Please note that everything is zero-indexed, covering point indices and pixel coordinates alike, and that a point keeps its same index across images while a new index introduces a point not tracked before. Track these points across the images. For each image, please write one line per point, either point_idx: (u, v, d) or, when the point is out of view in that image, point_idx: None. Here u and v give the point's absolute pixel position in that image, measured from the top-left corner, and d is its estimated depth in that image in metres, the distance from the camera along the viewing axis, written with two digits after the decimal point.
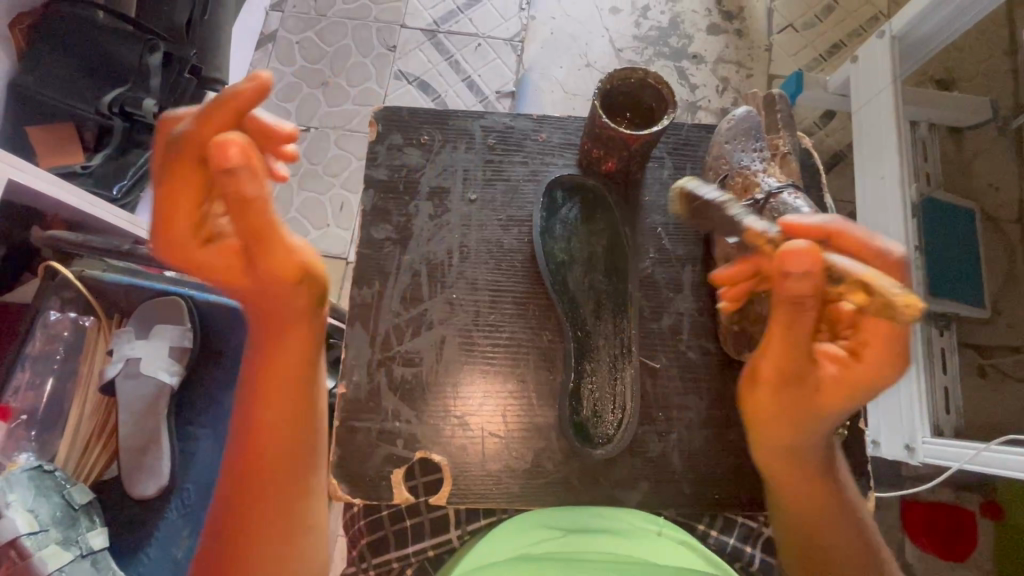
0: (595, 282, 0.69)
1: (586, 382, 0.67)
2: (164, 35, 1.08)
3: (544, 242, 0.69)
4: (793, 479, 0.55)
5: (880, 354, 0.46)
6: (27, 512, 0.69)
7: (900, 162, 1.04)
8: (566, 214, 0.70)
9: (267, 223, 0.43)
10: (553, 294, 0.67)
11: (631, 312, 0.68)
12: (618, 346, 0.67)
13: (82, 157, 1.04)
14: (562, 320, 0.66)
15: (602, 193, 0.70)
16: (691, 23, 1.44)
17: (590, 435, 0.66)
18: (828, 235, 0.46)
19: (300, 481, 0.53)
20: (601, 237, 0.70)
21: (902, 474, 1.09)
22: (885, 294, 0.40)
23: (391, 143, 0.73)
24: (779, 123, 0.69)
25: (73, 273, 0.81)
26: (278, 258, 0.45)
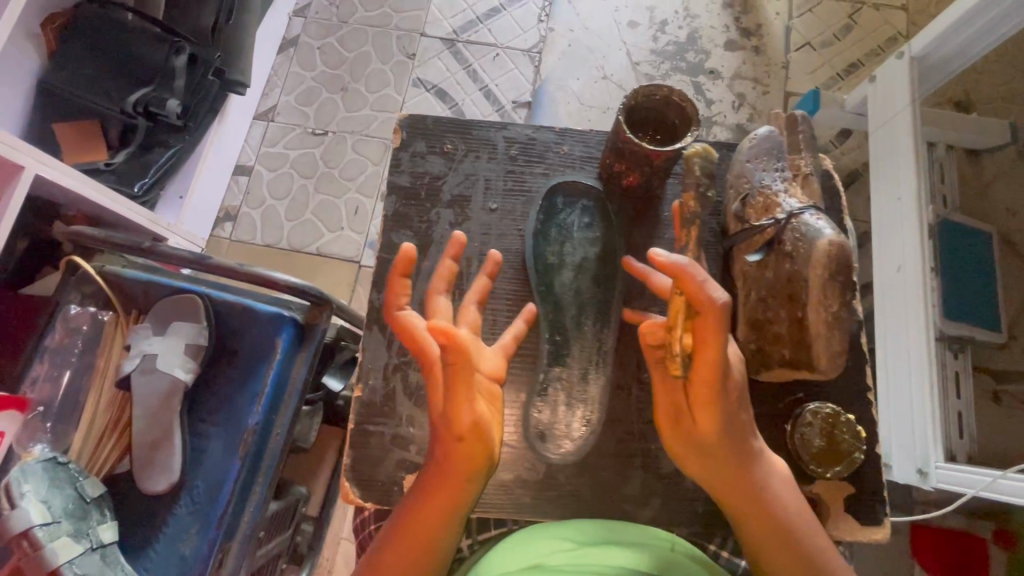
0: (582, 288, 0.67)
1: (556, 386, 0.66)
2: (189, 37, 1.10)
3: (537, 242, 0.69)
4: (755, 514, 0.55)
5: (706, 380, 0.52)
6: (40, 503, 0.70)
7: (917, 183, 1.04)
8: (571, 220, 0.70)
9: (464, 379, 0.51)
10: (537, 296, 0.67)
11: (612, 321, 0.67)
12: (595, 353, 0.66)
13: (105, 154, 1.06)
14: (541, 323, 0.66)
15: (603, 201, 0.70)
16: (708, 39, 1.45)
17: (546, 435, 0.65)
18: (680, 276, 0.50)
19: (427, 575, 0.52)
20: (594, 244, 0.69)
21: (912, 499, 1.09)
22: (692, 286, 0.50)
23: (415, 150, 0.73)
24: (800, 144, 0.68)
25: (93, 267, 0.82)
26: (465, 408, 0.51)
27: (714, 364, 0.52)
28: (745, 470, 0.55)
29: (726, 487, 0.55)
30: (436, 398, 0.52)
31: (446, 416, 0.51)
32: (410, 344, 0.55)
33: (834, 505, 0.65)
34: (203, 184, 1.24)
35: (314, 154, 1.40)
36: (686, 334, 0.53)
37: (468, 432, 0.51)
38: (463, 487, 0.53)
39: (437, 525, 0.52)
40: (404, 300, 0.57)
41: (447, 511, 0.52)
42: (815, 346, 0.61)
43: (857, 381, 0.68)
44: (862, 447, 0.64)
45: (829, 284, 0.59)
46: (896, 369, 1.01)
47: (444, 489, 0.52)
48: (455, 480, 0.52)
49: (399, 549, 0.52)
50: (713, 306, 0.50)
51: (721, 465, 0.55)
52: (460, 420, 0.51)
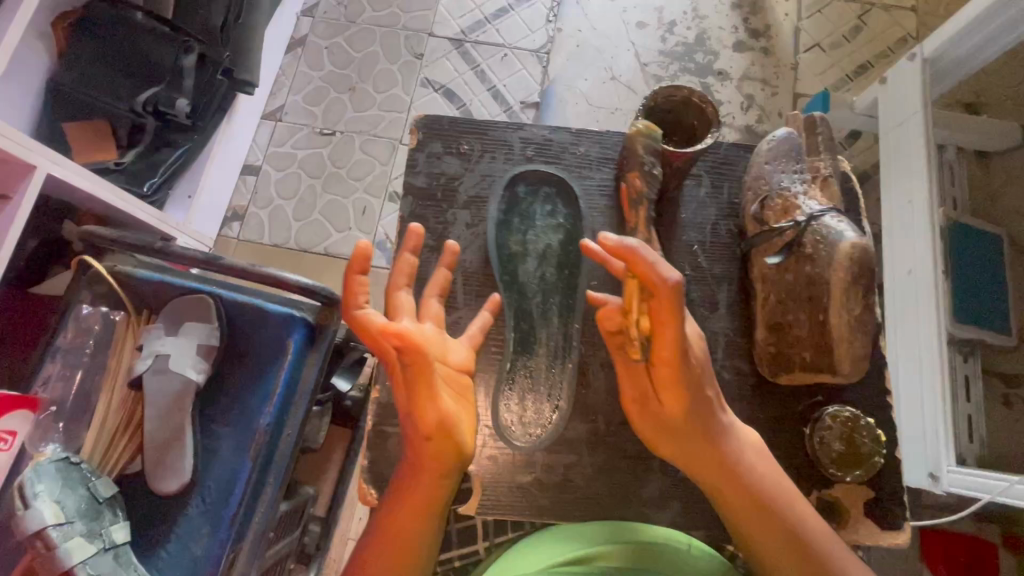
0: (546, 276, 0.69)
1: (522, 371, 0.67)
2: (199, 37, 1.09)
3: (499, 231, 0.70)
4: (725, 481, 0.59)
5: (668, 357, 0.55)
6: (53, 503, 0.69)
7: (929, 186, 1.03)
8: (535, 208, 0.71)
9: (425, 381, 0.55)
10: (501, 285, 0.68)
11: (577, 309, 0.68)
12: (561, 341, 0.68)
13: (115, 153, 1.06)
14: (506, 311, 0.67)
15: (563, 186, 0.72)
16: (717, 40, 1.45)
17: (512, 421, 0.66)
18: (633, 261, 0.53)
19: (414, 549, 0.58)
20: (557, 231, 0.70)
21: (922, 503, 1.09)
22: (646, 270, 0.52)
23: (431, 151, 0.73)
24: (818, 147, 0.68)
25: (104, 267, 0.81)
26: (427, 404, 0.55)
27: (674, 343, 0.54)
28: (711, 441, 0.59)
29: (694, 458, 0.59)
30: (399, 389, 0.57)
31: (414, 404, 0.56)
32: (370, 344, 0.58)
33: (852, 508, 0.65)
34: (212, 184, 1.24)
35: (322, 154, 1.40)
36: (644, 316, 0.56)
37: (434, 429, 0.55)
38: (439, 479, 0.58)
39: (416, 516, 0.57)
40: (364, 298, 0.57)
41: (427, 491, 0.57)
42: (839, 347, 0.61)
43: (875, 385, 0.68)
44: (883, 451, 0.64)
45: (853, 289, 0.60)
46: (908, 372, 1.01)
47: (419, 483, 0.57)
48: (431, 469, 0.57)
49: (387, 526, 0.57)
50: (669, 287, 0.52)
51: (689, 437, 0.58)
52: (424, 409, 0.55)
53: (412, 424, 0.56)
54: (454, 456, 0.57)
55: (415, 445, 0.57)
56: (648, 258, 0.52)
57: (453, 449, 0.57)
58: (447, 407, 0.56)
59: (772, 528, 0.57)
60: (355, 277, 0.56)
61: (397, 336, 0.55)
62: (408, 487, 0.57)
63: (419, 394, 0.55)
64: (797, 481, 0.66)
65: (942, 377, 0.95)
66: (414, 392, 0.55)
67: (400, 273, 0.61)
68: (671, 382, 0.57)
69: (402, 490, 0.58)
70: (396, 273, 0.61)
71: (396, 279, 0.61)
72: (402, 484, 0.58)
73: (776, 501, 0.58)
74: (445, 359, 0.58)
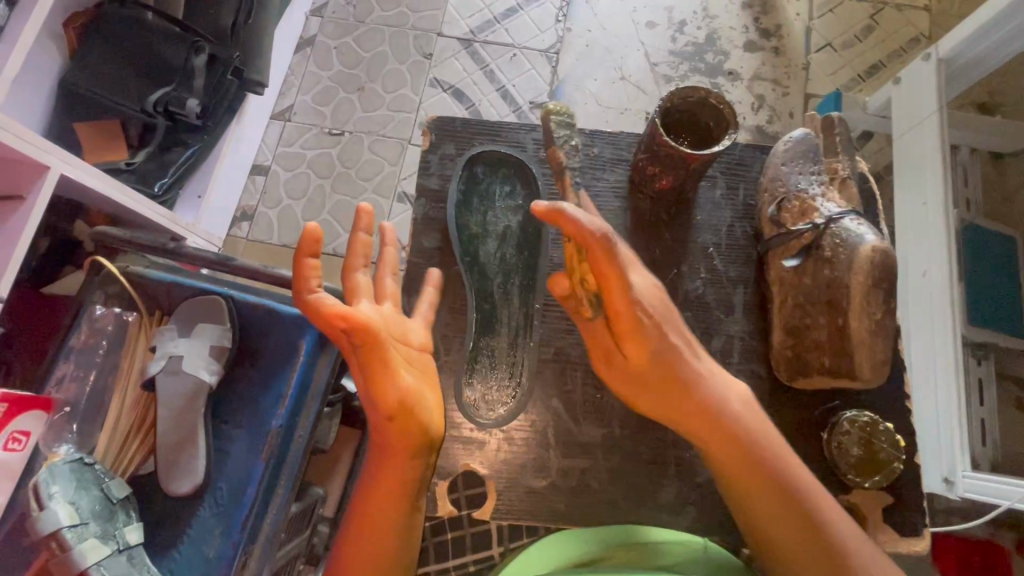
0: (506, 256, 0.67)
1: (484, 354, 0.65)
2: (208, 37, 1.09)
3: (459, 213, 0.68)
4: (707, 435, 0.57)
5: (621, 312, 0.55)
6: (68, 504, 0.69)
7: (944, 187, 1.02)
8: (494, 189, 0.69)
9: (383, 361, 0.53)
10: (463, 266, 0.66)
11: (538, 285, 0.66)
12: (522, 321, 0.66)
13: (126, 153, 1.07)
14: (467, 293, 0.65)
15: (522, 167, 0.70)
16: (727, 40, 1.44)
17: (478, 405, 0.65)
18: (559, 221, 0.53)
19: (395, 538, 0.57)
20: (517, 212, 0.69)
21: (936, 507, 1.08)
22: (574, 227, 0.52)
23: (444, 153, 0.72)
24: (836, 148, 0.67)
25: (117, 268, 0.82)
26: (389, 386, 0.53)
27: (620, 297, 0.55)
28: (688, 396, 0.57)
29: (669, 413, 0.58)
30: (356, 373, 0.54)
31: (372, 386, 0.53)
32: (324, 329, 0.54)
33: (872, 514, 0.65)
34: (221, 184, 1.25)
35: (331, 154, 1.40)
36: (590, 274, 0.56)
37: (397, 409, 0.53)
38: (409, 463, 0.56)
39: (389, 507, 0.56)
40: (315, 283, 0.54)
41: (401, 478, 0.56)
42: (858, 355, 0.60)
43: (893, 390, 0.67)
44: (901, 456, 0.63)
45: (875, 291, 0.58)
46: (922, 374, 1.00)
47: (389, 470, 0.56)
48: (398, 451, 0.55)
49: (366, 519, 0.56)
50: (600, 239, 0.52)
51: (661, 392, 0.58)
52: (384, 391, 0.53)
53: (374, 410, 0.54)
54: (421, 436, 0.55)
55: (377, 427, 0.55)
56: (574, 215, 0.52)
57: (419, 429, 0.55)
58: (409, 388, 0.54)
59: (759, 481, 0.56)
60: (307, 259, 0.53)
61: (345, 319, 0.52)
62: (384, 477, 0.56)
63: (377, 377, 0.53)
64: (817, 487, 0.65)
65: (957, 380, 0.94)
66: (372, 376, 0.53)
67: (351, 252, 0.58)
68: (628, 338, 0.56)
69: (378, 482, 0.56)
70: (350, 253, 0.58)
71: (351, 259, 0.58)
72: (374, 473, 0.56)
73: (763, 452, 0.56)
74: (401, 336, 0.57)
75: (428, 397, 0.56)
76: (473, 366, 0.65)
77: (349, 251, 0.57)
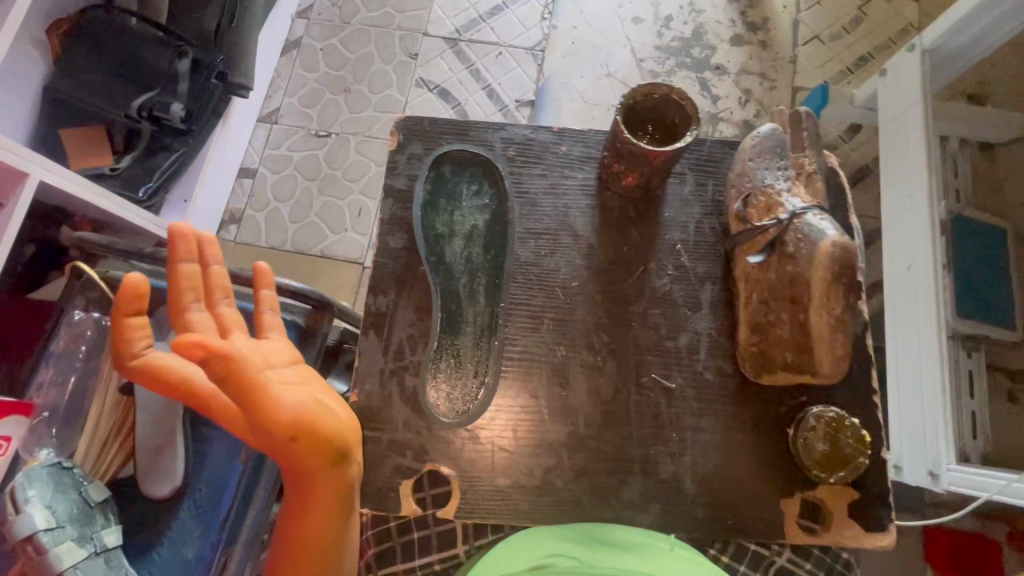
0: (472, 256, 0.67)
1: (450, 353, 0.65)
2: (192, 41, 1.10)
3: (425, 213, 0.68)
4: None
5: None
6: (44, 508, 0.70)
7: (929, 177, 1.01)
8: (461, 189, 0.69)
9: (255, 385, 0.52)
10: (427, 266, 0.66)
11: (506, 284, 0.67)
12: (487, 320, 0.66)
13: (110, 159, 1.06)
14: (431, 293, 0.66)
15: (490, 167, 0.70)
16: (714, 34, 1.43)
17: (440, 404, 0.65)
18: None
19: (337, 533, 0.60)
20: (483, 212, 0.69)
21: (925, 501, 1.07)
22: None
23: (412, 152, 0.71)
24: (804, 142, 0.67)
25: (98, 273, 0.82)
26: (274, 409, 0.52)
27: None
28: None
29: None
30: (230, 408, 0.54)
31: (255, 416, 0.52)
32: (166, 382, 0.56)
33: (837, 508, 0.65)
34: (207, 188, 1.25)
35: (317, 155, 1.40)
36: None
37: (295, 428, 0.53)
38: (333, 475, 0.57)
39: (329, 519, 0.59)
40: (144, 341, 0.57)
41: (328, 486, 0.57)
42: (817, 350, 0.61)
43: (861, 384, 0.67)
44: (866, 452, 0.63)
45: (833, 286, 0.59)
46: (905, 367, 1.00)
47: (320, 487, 0.57)
48: (317, 468, 0.55)
49: (305, 524, 0.59)
50: None
51: None
52: (267, 418, 0.52)
53: (267, 438, 0.53)
54: (332, 445, 0.55)
55: (285, 454, 0.54)
56: None
57: (327, 440, 0.55)
58: (296, 405, 0.53)
59: None
60: (129, 319, 0.57)
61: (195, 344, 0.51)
62: (315, 487, 0.57)
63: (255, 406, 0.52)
64: (781, 481, 0.65)
65: (941, 374, 0.93)
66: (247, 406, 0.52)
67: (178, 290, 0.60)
68: None
69: (308, 493, 0.57)
70: (178, 289, 0.60)
71: (180, 298, 0.60)
72: (298, 486, 0.57)
73: None
74: (268, 362, 0.55)
75: (325, 405, 0.55)
76: (438, 365, 0.65)
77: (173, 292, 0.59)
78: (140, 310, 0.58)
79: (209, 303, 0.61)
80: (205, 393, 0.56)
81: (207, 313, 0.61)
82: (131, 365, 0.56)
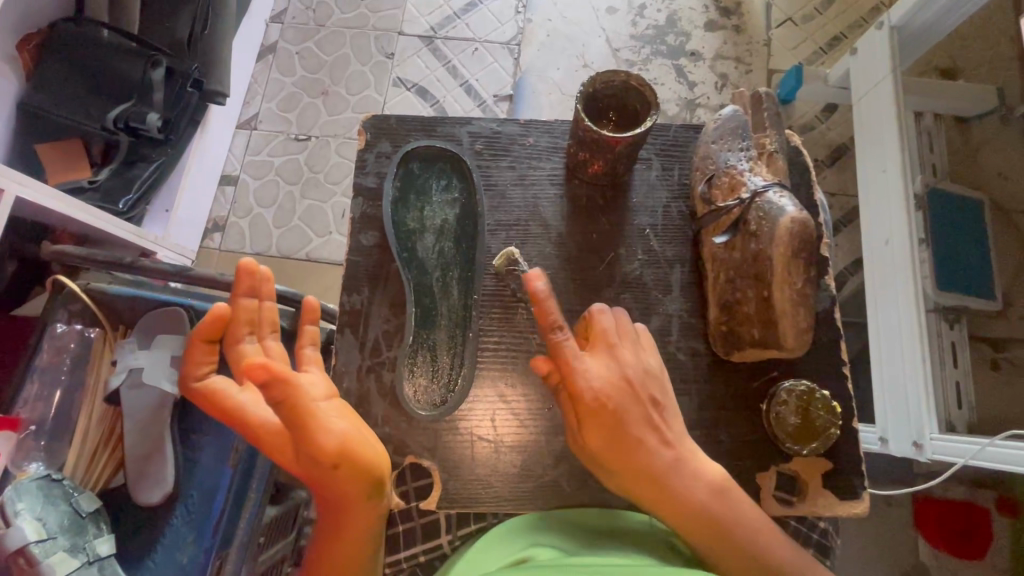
0: (444, 250, 0.68)
1: (425, 346, 0.66)
2: (166, 50, 1.09)
3: (396, 209, 0.69)
4: (635, 485, 0.58)
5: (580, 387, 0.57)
6: (34, 521, 0.71)
7: (902, 152, 1.02)
8: (430, 184, 0.70)
9: (306, 410, 0.53)
10: (399, 262, 0.67)
11: (478, 276, 0.68)
12: (461, 313, 0.67)
13: (89, 172, 1.06)
14: (405, 288, 0.66)
15: (457, 161, 0.71)
16: (688, 21, 1.44)
17: (418, 397, 0.66)
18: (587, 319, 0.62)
19: (366, 560, 0.59)
20: (453, 205, 0.70)
21: (913, 471, 1.09)
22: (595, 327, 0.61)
23: (380, 151, 0.72)
24: (765, 123, 0.68)
25: (79, 286, 0.82)
26: (321, 436, 0.53)
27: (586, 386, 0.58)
28: (648, 459, 0.58)
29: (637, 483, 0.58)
30: (275, 432, 0.56)
31: (307, 440, 0.53)
32: (220, 408, 0.59)
33: (812, 480, 0.67)
34: (188, 197, 1.24)
35: (297, 159, 1.40)
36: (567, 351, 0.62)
37: (339, 456, 0.53)
38: (370, 503, 0.57)
39: (356, 549, 0.58)
40: (206, 366, 0.61)
41: (366, 514, 0.57)
42: (782, 324, 0.61)
43: (830, 357, 0.69)
44: (838, 422, 0.65)
45: (792, 260, 0.60)
46: (883, 341, 1.01)
47: (355, 513, 0.57)
48: (356, 496, 0.56)
49: (328, 550, 0.58)
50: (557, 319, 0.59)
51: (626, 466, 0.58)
52: (315, 445, 0.53)
53: (311, 464, 0.54)
54: (372, 474, 0.56)
55: (325, 480, 0.55)
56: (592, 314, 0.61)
57: (367, 469, 0.55)
58: (343, 434, 0.54)
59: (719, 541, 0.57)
60: (201, 342, 0.61)
61: (262, 369, 0.52)
62: (349, 514, 0.57)
63: (306, 431, 0.53)
64: (754, 456, 0.67)
65: (921, 345, 0.94)
66: (297, 430, 0.54)
67: (242, 318, 0.63)
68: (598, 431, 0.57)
69: (341, 519, 0.57)
70: (235, 321, 0.62)
71: (236, 330, 0.62)
72: (334, 513, 0.57)
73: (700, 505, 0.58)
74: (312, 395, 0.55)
75: (367, 434, 0.56)
76: (415, 359, 0.66)
77: (229, 324, 0.61)
78: (210, 336, 0.61)
79: (259, 337, 0.63)
80: (251, 419, 0.57)
81: (258, 345, 0.63)
82: (190, 389, 0.60)
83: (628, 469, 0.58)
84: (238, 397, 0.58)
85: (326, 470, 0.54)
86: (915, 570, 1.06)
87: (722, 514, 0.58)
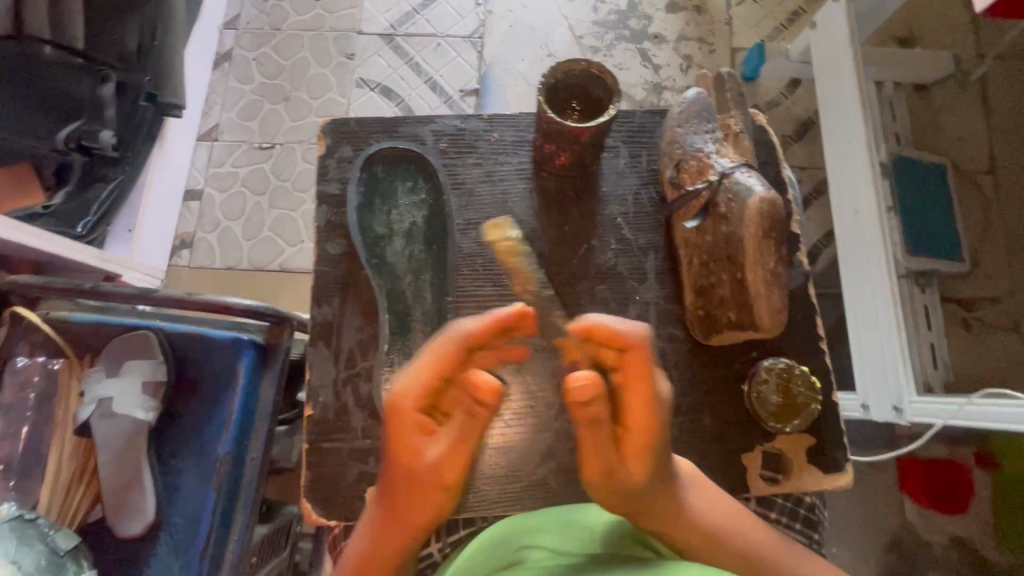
0: (414, 254, 0.67)
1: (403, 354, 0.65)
2: (114, 64, 1.03)
3: (361, 214, 0.67)
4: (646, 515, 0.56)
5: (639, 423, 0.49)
6: (9, 564, 0.67)
7: (865, 123, 1.03)
8: (396, 187, 0.68)
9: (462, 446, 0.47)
10: (369, 270, 0.65)
11: (452, 278, 0.67)
12: (436, 317, 0.66)
13: (43, 197, 1.03)
14: (377, 296, 0.65)
15: (421, 162, 0.69)
16: (648, 4, 1.43)
17: None
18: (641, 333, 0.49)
19: None
20: (421, 207, 0.68)
21: (895, 435, 1.11)
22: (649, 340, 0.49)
23: (341, 156, 0.70)
24: (729, 103, 0.68)
25: (39, 317, 0.79)
26: (450, 473, 0.48)
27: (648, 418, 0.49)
28: (668, 492, 0.56)
29: (657, 516, 0.57)
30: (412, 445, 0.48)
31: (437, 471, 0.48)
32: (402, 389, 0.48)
33: (796, 456, 0.67)
34: (150, 215, 1.20)
35: (262, 169, 1.36)
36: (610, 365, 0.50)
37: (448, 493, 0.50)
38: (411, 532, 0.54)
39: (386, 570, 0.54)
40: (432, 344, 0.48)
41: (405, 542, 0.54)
42: (757, 304, 0.61)
43: (805, 332, 0.69)
44: (818, 397, 0.66)
45: (766, 239, 0.60)
46: (858, 310, 1.03)
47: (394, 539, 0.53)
48: (414, 523, 0.52)
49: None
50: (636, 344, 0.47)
51: (642, 499, 0.54)
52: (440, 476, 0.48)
53: (412, 486, 0.49)
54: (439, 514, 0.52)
55: (411, 499, 0.50)
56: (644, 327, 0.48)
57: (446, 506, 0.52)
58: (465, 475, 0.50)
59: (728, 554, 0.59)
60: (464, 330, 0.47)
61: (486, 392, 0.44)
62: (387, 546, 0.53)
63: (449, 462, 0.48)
64: (737, 437, 0.67)
65: (895, 313, 0.96)
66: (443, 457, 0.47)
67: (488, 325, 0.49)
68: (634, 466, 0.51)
69: (381, 539, 0.54)
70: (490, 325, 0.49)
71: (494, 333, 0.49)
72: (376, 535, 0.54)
73: (707, 522, 0.59)
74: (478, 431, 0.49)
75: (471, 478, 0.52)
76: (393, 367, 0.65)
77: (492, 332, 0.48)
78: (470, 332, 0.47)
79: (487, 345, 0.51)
80: (405, 417, 0.48)
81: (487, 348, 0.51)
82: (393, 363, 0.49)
83: (647, 505, 0.55)
84: (403, 384, 0.48)
85: (423, 500, 0.50)
86: (904, 530, 1.08)
87: (721, 528, 0.59)
